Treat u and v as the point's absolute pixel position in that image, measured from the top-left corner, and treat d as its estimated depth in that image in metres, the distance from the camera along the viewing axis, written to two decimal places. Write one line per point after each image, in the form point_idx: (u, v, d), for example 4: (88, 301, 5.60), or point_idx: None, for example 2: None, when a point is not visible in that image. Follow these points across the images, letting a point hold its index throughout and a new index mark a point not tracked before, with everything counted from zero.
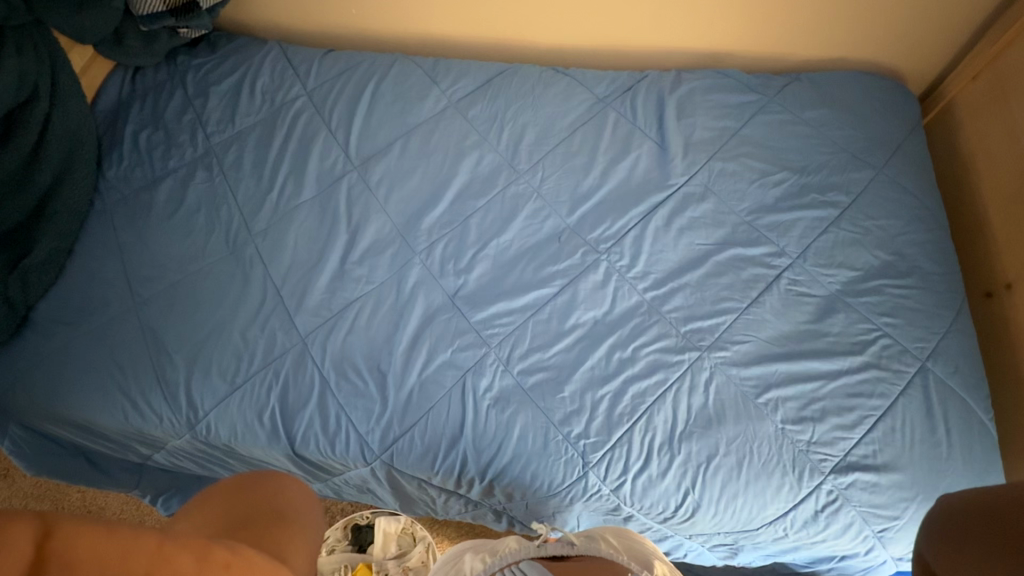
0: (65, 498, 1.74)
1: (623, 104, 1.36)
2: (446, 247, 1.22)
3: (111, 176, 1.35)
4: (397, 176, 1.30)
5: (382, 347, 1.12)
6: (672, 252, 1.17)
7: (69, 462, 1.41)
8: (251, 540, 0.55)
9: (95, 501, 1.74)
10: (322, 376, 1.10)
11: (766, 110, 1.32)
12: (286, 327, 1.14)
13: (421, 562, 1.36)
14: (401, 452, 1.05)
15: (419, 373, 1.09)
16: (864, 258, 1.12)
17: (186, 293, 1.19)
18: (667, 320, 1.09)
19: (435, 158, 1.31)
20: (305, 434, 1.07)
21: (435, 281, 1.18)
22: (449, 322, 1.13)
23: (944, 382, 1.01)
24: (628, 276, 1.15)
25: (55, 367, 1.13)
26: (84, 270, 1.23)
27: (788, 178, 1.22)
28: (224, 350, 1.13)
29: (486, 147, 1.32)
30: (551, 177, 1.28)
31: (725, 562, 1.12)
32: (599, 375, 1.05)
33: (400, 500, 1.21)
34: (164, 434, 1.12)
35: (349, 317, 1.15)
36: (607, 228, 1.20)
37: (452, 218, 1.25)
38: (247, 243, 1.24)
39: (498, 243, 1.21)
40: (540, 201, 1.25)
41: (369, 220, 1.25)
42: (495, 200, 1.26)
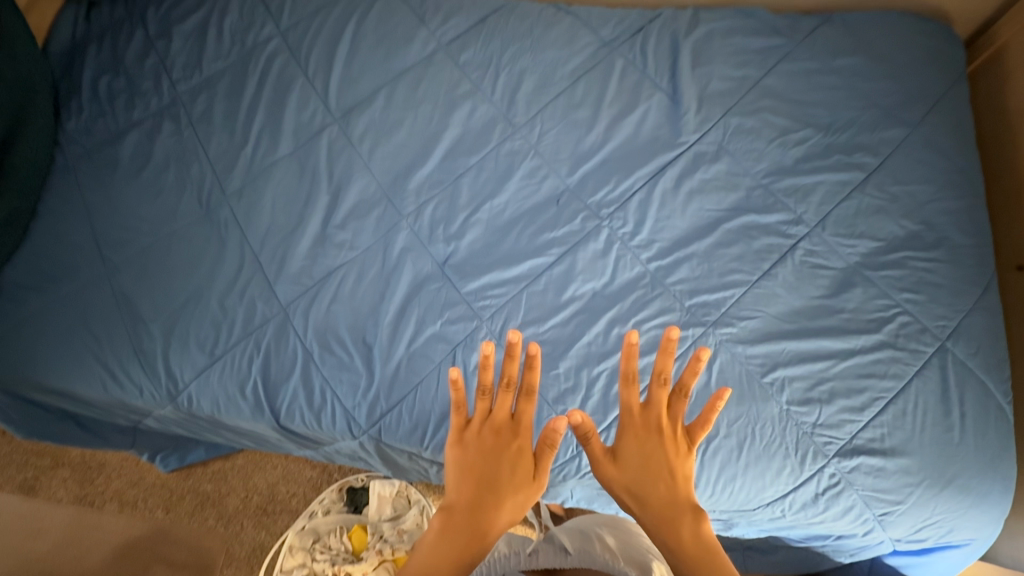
0: (65, 455, 1.76)
1: (633, 49, 1.22)
2: (435, 210, 1.13)
3: (71, 127, 1.24)
4: (381, 130, 1.19)
5: (368, 318, 1.06)
6: (680, 218, 1.08)
7: (57, 425, 1.39)
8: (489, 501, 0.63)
9: (94, 458, 1.76)
10: (305, 348, 1.05)
11: (792, 57, 1.18)
12: (266, 296, 1.08)
13: (416, 525, 1.35)
14: (389, 427, 1.02)
15: (407, 346, 1.03)
16: (888, 227, 1.03)
17: (160, 258, 1.12)
18: (671, 293, 1.02)
19: (423, 110, 1.20)
20: (289, 408, 1.03)
21: (424, 248, 1.10)
22: (439, 293, 1.06)
23: (963, 363, 0.95)
24: (630, 244, 1.07)
25: (26, 335, 1.08)
26: (49, 232, 1.15)
27: (811, 136, 1.11)
28: (202, 319, 1.07)
29: (479, 97, 1.20)
30: (550, 132, 1.16)
31: (719, 534, 1.10)
32: (596, 351, 1.00)
33: (392, 468, 1.19)
34: (146, 404, 1.09)
35: (332, 286, 1.08)
36: (610, 191, 1.10)
37: (442, 178, 1.15)
38: (221, 204, 1.15)
39: (492, 206, 1.12)
40: (538, 160, 1.14)
41: (353, 179, 1.16)
42: (488, 158, 1.16)
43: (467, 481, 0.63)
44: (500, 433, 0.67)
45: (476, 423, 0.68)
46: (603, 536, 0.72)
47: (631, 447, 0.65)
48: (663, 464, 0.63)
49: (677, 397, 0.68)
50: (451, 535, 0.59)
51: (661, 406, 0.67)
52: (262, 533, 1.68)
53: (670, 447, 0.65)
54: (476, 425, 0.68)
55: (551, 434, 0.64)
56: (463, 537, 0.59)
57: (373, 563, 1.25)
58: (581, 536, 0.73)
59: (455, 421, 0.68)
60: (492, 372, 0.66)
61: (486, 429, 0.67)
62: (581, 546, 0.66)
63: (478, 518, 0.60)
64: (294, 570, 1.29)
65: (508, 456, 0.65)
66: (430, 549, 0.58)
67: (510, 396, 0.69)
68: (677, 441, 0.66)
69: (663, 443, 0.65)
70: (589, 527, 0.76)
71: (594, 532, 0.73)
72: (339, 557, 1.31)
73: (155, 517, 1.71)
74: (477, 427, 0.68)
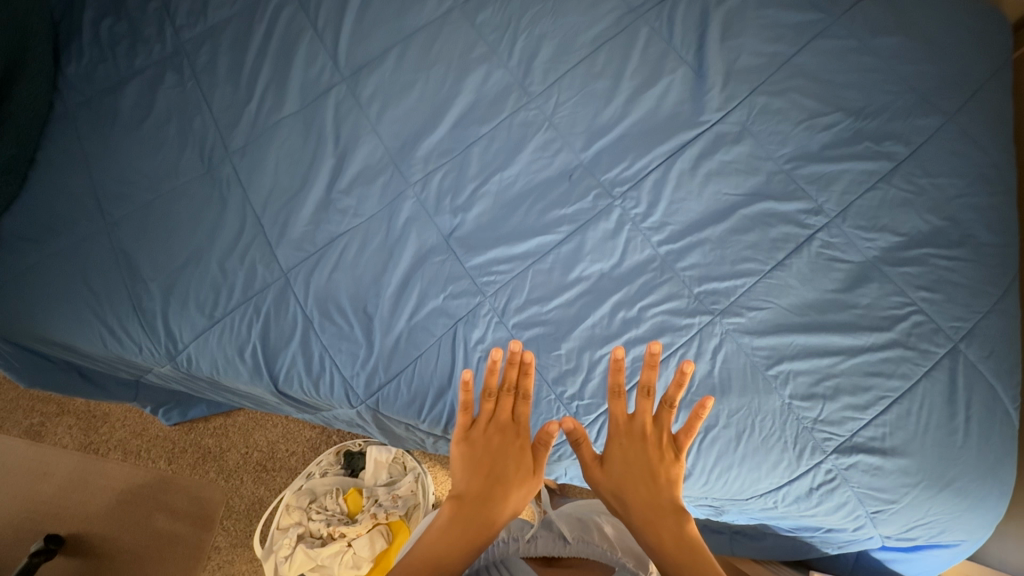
0: (70, 402, 1.79)
1: (660, 16, 1.15)
2: (443, 180, 1.09)
3: (70, 73, 1.19)
4: (391, 92, 1.14)
5: (369, 288, 1.04)
6: (695, 201, 1.04)
7: (61, 375, 1.41)
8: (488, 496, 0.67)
9: (99, 407, 1.79)
10: (305, 315, 1.04)
11: (828, 33, 1.11)
12: (267, 260, 1.06)
13: (410, 491, 1.38)
14: (387, 398, 1.02)
15: (409, 319, 1.02)
16: (912, 222, 0.99)
17: (160, 215, 1.09)
18: (681, 279, 1.00)
19: (435, 72, 1.14)
20: (288, 373, 1.03)
21: (430, 219, 1.07)
22: (443, 265, 1.04)
23: (974, 367, 0.93)
24: (642, 226, 1.03)
25: (26, 285, 1.07)
26: (48, 183, 1.12)
27: (840, 121, 1.05)
28: (201, 280, 1.06)
29: (494, 62, 1.14)
30: (566, 104, 1.11)
31: (708, 518, 1.11)
32: (600, 334, 0.98)
33: (389, 437, 1.19)
34: (145, 362, 1.09)
35: (335, 254, 1.06)
36: (624, 169, 1.06)
37: (451, 146, 1.11)
38: (224, 162, 1.12)
39: (502, 178, 1.09)
40: (552, 132, 1.10)
41: (359, 143, 1.12)
42: (501, 128, 1.11)
43: (476, 473, 0.69)
44: (504, 432, 0.72)
45: (482, 423, 0.73)
46: (595, 528, 0.82)
47: (617, 452, 0.69)
48: (647, 470, 0.67)
49: (662, 409, 0.71)
50: (463, 521, 0.64)
51: (647, 416, 0.71)
52: (261, 489, 1.72)
53: (654, 455, 0.68)
54: (482, 425, 0.73)
55: (544, 435, 0.72)
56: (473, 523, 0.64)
57: (368, 524, 1.32)
58: (575, 526, 0.83)
59: (462, 422, 0.73)
60: (495, 377, 0.73)
61: (492, 428, 0.72)
62: (581, 539, 0.78)
63: (486, 508, 0.66)
64: (291, 527, 1.34)
65: (511, 453, 0.71)
66: (442, 534, 0.64)
67: (510, 399, 0.74)
68: (661, 448, 0.69)
69: (647, 448, 0.69)
70: (583, 517, 0.87)
71: (588, 525, 0.83)
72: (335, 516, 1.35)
73: (158, 468, 1.75)
74: (483, 427, 0.72)
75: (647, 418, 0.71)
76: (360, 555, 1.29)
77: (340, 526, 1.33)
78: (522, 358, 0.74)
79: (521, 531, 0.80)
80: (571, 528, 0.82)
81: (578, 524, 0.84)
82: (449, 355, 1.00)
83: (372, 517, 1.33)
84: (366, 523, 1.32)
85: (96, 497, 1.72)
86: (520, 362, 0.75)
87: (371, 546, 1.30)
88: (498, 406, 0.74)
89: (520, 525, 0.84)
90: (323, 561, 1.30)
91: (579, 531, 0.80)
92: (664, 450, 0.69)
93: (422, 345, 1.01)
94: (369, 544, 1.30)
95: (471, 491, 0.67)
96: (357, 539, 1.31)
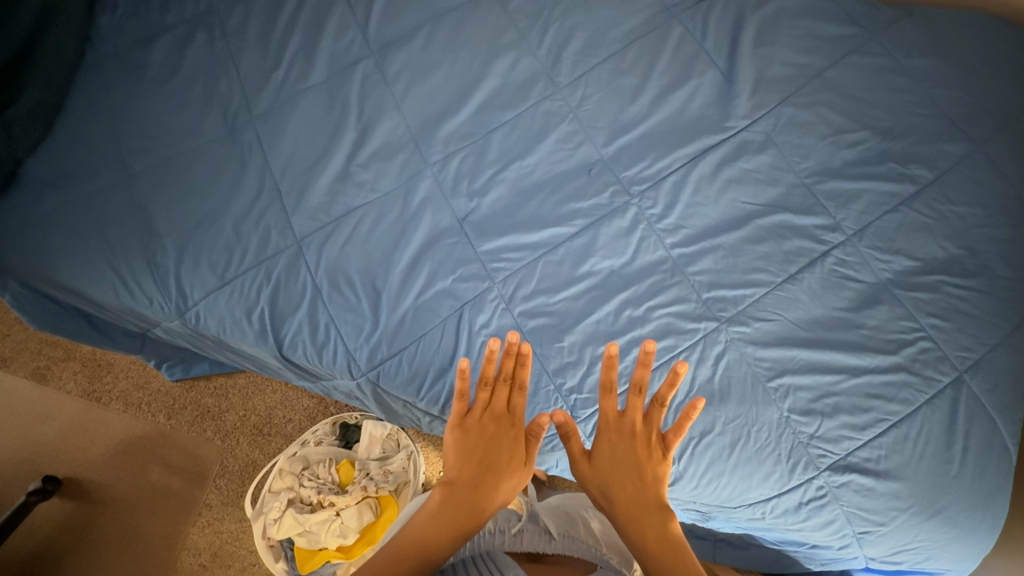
0: (77, 349, 1.82)
1: (694, 17, 1.14)
2: (462, 163, 1.09)
3: (103, 23, 1.20)
4: (417, 70, 1.14)
5: (380, 264, 1.05)
6: (712, 206, 1.03)
7: (70, 321, 1.44)
8: (479, 486, 0.69)
9: (105, 357, 1.82)
10: (315, 284, 1.05)
11: (863, 49, 1.09)
12: (281, 226, 1.07)
13: (402, 468, 1.40)
14: (387, 373, 1.02)
15: (417, 297, 1.03)
16: (929, 248, 0.98)
17: (180, 172, 1.10)
18: (690, 283, 0.99)
19: (463, 54, 1.14)
20: (293, 339, 1.04)
21: (445, 200, 1.07)
22: (454, 248, 1.04)
23: (976, 398, 0.93)
24: (657, 226, 1.03)
25: (45, 230, 1.09)
26: (73, 131, 1.14)
27: (866, 139, 1.04)
28: (215, 240, 1.07)
29: (523, 49, 1.14)
30: (592, 97, 1.11)
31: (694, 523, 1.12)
32: (604, 330, 0.98)
33: (386, 412, 1.20)
34: (154, 315, 1.10)
35: (348, 227, 1.07)
36: (644, 168, 1.06)
37: (473, 129, 1.11)
38: (246, 125, 1.13)
39: (521, 166, 1.08)
40: (575, 125, 1.09)
41: (382, 118, 1.12)
42: (524, 116, 1.11)
43: (468, 461, 0.70)
44: (499, 421, 0.73)
45: (477, 411, 0.73)
46: (581, 524, 0.84)
47: (605, 448, 0.69)
48: (634, 467, 0.68)
49: (653, 407, 0.71)
50: (453, 509, 0.67)
51: (639, 413, 0.71)
52: (256, 452, 1.75)
53: (642, 453, 0.69)
54: (477, 413, 0.73)
55: (536, 426, 0.73)
56: (462, 511, 0.67)
57: (358, 496, 1.34)
58: (561, 520, 0.85)
59: (458, 408, 0.73)
60: (492, 367, 0.72)
61: (487, 417, 0.73)
62: (566, 536, 0.79)
63: (476, 497, 0.68)
64: (282, 491, 1.37)
65: (505, 442, 0.72)
66: (433, 519, 0.66)
67: (506, 389, 0.74)
68: (649, 446, 0.69)
69: (636, 445, 0.69)
70: (569, 511, 0.89)
71: (574, 520, 0.85)
72: (325, 485, 1.37)
73: (157, 422, 1.78)
74: (478, 415, 0.73)
75: (637, 415, 0.71)
76: (347, 525, 1.31)
77: (330, 495, 1.35)
78: (519, 349, 0.74)
79: (508, 523, 0.82)
80: (557, 523, 0.84)
81: (564, 518, 0.86)
82: (453, 336, 1.01)
83: (362, 490, 1.35)
84: (356, 494, 1.34)
85: (95, 445, 1.76)
86: (518, 353, 0.74)
87: (359, 517, 1.32)
88: (494, 395, 0.74)
89: (507, 516, 0.86)
90: (310, 527, 1.32)
91: (565, 525, 0.83)
92: (652, 448, 0.69)
93: (428, 325, 1.02)
94: (357, 515, 1.32)
95: (462, 478, 0.69)
96: (346, 509, 1.33)
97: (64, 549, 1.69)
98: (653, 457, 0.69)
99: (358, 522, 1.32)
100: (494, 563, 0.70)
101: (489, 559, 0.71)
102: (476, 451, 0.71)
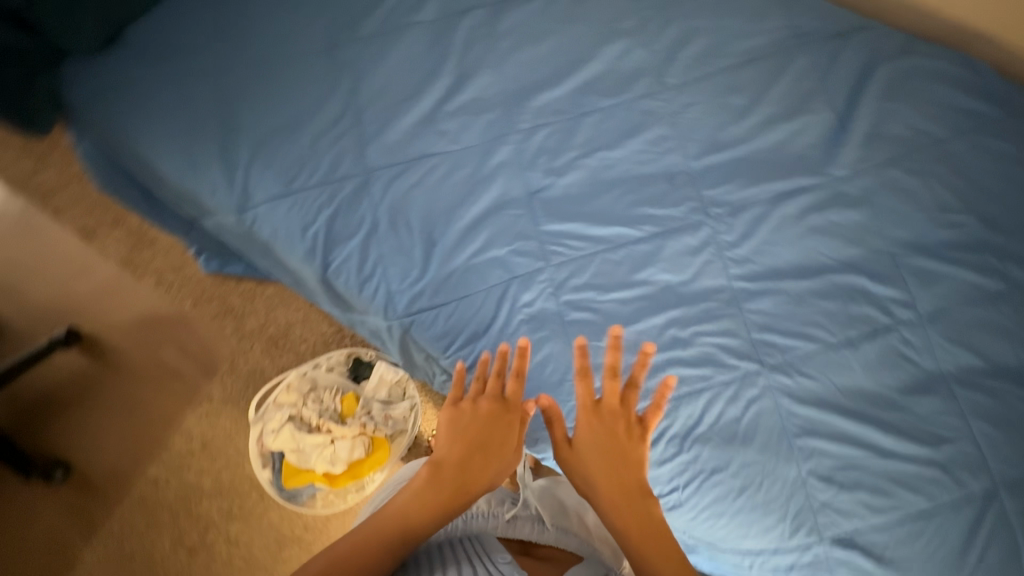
0: (126, 218, 1.87)
1: (821, 53, 1.09)
2: (547, 138, 1.07)
3: None
4: (527, 35, 1.12)
5: (441, 215, 1.04)
6: (787, 249, 0.99)
7: (130, 191, 1.49)
8: (467, 468, 0.67)
9: (148, 232, 1.87)
10: (374, 218, 1.04)
11: (991, 130, 1.03)
12: (356, 153, 1.07)
13: (402, 417, 1.42)
14: (421, 323, 1.02)
15: (472, 258, 1.02)
16: (1000, 352, 0.94)
17: (272, 74, 1.10)
18: (743, 319, 0.96)
19: (577, 30, 1.11)
20: (340, 265, 1.05)
21: (521, 171, 1.05)
22: (517, 220, 1.03)
23: (1007, 517, 0.88)
24: (726, 254, 1.00)
25: (133, 97, 1.11)
26: (181, 8, 1.15)
27: (967, 224, 0.99)
28: (290, 150, 1.07)
29: (638, 40, 1.10)
30: (695, 107, 1.07)
31: None
32: (644, 342, 0.96)
33: (405, 359, 1.21)
34: (212, 206, 1.12)
35: (420, 171, 1.06)
36: (728, 192, 1.02)
37: (566, 107, 1.08)
38: (346, 45, 1.12)
39: (604, 157, 1.05)
40: (670, 130, 1.06)
41: (479, 72, 1.10)
42: (621, 107, 1.07)
43: (455, 444, 0.68)
44: (494, 405, 0.70)
45: (473, 394, 0.71)
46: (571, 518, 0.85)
47: (587, 434, 0.67)
48: (614, 456, 0.65)
49: (630, 390, 0.68)
50: (436, 492, 0.66)
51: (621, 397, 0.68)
52: (266, 361, 1.79)
53: (622, 438, 0.66)
54: (472, 396, 0.71)
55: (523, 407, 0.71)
56: (442, 491, 0.66)
57: (356, 430, 1.37)
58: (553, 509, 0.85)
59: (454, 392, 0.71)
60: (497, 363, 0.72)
61: (482, 399, 0.70)
62: (560, 529, 0.80)
63: (461, 477, 0.67)
64: (285, 406, 1.41)
65: (495, 420, 0.70)
66: (419, 497, 0.66)
67: (502, 375, 0.72)
68: (633, 433, 0.67)
69: (617, 430, 0.66)
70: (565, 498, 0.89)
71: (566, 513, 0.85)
72: (327, 410, 1.40)
73: (182, 307, 1.83)
74: (473, 398, 0.70)
75: (616, 398, 0.68)
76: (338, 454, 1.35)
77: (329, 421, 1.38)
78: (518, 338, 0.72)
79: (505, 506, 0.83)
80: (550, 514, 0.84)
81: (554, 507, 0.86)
82: (495, 307, 1.00)
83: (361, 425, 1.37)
84: (354, 428, 1.37)
85: (121, 312, 1.82)
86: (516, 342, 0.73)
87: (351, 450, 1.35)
88: (490, 379, 0.72)
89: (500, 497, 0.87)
90: (303, 446, 1.36)
91: (560, 516, 0.84)
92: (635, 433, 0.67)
93: (475, 288, 1.01)
94: (350, 447, 1.35)
95: (449, 460, 0.67)
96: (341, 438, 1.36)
97: (72, 399, 1.78)
98: (635, 443, 0.66)
99: (349, 454, 1.34)
100: (483, 548, 0.71)
101: (478, 543, 0.72)
102: (468, 432, 0.68)
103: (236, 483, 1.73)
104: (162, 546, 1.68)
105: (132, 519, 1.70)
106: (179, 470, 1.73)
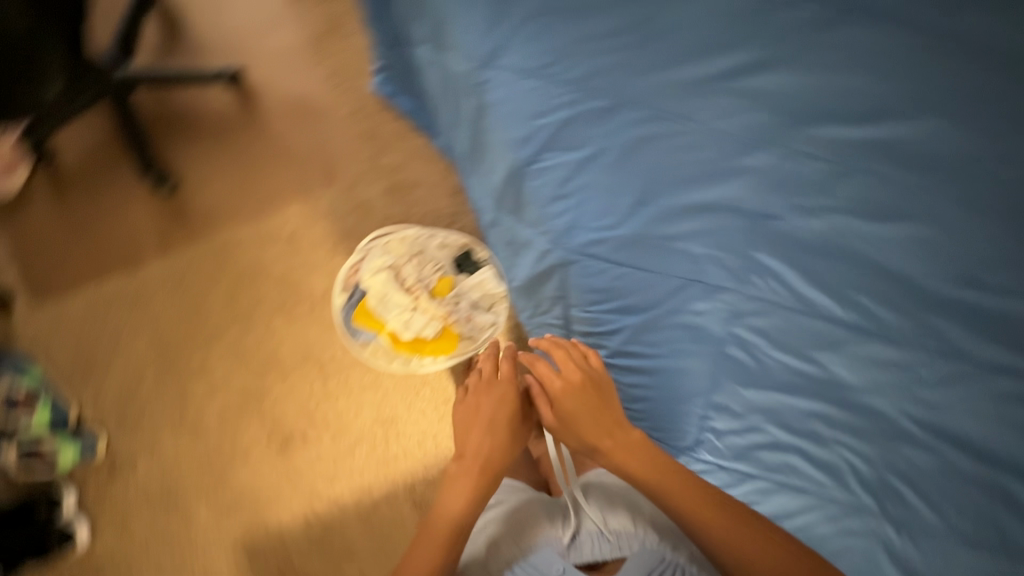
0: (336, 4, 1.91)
1: None
2: (810, 170, 0.94)
3: None
4: (855, 53, 0.98)
5: (666, 181, 0.95)
6: (993, 428, 0.84)
7: None
8: (480, 458, 1.05)
9: (347, 27, 1.90)
10: (600, 145, 0.97)
11: None
12: (619, 73, 0.98)
13: (481, 326, 1.42)
14: (585, 268, 1.00)
15: (671, 238, 0.94)
16: None
17: None
18: (892, 458, 0.87)
19: (910, 76, 0.96)
20: (542, 171, 1.01)
21: (768, 188, 0.94)
22: (735, 231, 0.93)
23: None
24: (917, 393, 0.87)
25: None
26: None
27: None
28: (560, 34, 1.00)
29: (968, 123, 0.94)
30: (985, 231, 0.91)
31: None
32: (784, 418, 0.90)
33: (530, 283, 1.19)
34: (454, 44, 1.08)
35: (669, 127, 0.96)
36: (962, 335, 0.88)
37: (849, 151, 0.95)
38: None
39: (858, 223, 0.92)
40: (941, 236, 0.91)
41: (784, 65, 0.98)
42: (907, 183, 0.94)
43: (484, 443, 1.06)
44: (475, 415, 1.08)
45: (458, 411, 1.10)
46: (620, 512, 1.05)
47: (567, 403, 0.97)
48: (595, 411, 0.96)
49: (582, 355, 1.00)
50: (476, 481, 1.03)
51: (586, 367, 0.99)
52: (380, 202, 1.83)
53: (594, 392, 0.97)
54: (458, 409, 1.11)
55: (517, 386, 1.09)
56: (486, 457, 1.05)
57: (438, 313, 1.39)
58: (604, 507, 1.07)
59: None
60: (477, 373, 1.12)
61: (464, 410, 1.09)
62: (616, 536, 1.02)
63: (501, 434, 1.07)
64: (389, 256, 1.42)
65: (501, 420, 1.08)
66: (454, 500, 1.01)
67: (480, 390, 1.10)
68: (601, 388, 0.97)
69: (593, 386, 0.98)
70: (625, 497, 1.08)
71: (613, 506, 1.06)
72: (424, 280, 1.41)
73: (338, 112, 1.88)
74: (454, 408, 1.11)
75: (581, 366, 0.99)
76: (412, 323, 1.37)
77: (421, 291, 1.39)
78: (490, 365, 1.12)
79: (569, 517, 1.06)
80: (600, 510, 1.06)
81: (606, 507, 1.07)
82: (662, 296, 0.94)
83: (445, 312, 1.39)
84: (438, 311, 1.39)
85: (290, 86, 1.89)
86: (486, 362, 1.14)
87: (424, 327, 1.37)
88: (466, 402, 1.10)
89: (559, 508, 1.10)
90: (389, 298, 1.37)
91: (614, 529, 1.03)
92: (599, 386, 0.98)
93: (655, 267, 0.95)
94: (425, 324, 1.37)
95: (473, 466, 1.04)
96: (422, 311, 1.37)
97: (208, 133, 1.88)
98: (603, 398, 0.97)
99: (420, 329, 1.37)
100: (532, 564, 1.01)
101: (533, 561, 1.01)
102: (474, 426, 1.07)
103: (298, 287, 1.80)
104: (214, 297, 1.80)
105: (201, 264, 1.81)
106: (259, 246, 1.82)
